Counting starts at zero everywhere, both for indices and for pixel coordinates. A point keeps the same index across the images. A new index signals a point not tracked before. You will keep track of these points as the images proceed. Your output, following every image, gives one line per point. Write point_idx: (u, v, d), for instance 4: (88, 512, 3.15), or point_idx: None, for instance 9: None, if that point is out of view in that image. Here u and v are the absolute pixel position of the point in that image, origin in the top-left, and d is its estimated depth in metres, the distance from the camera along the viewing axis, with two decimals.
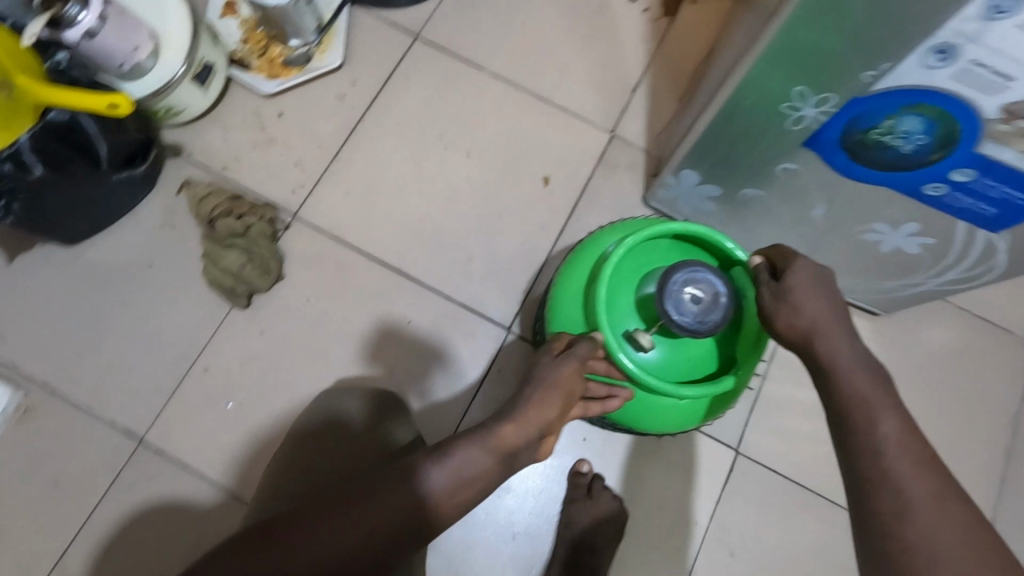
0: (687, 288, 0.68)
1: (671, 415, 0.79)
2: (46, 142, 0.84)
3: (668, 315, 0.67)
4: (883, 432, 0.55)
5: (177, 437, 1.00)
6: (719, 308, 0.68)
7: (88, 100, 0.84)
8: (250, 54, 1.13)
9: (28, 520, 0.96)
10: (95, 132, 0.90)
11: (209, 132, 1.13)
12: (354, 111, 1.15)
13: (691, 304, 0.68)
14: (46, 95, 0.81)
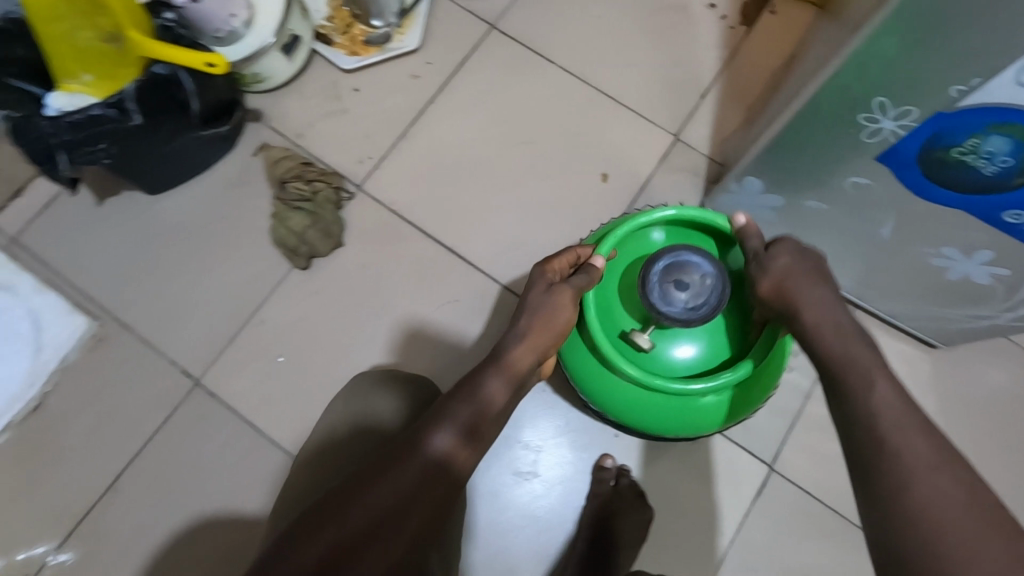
0: (674, 277, 0.79)
1: (708, 414, 0.85)
2: (147, 92, 0.91)
3: (657, 306, 0.78)
4: (879, 400, 0.59)
5: (230, 383, 1.06)
6: (707, 288, 0.78)
7: (187, 57, 0.91)
8: (334, 30, 1.19)
9: (90, 442, 1.04)
10: (191, 87, 0.95)
11: (287, 99, 1.18)
12: (425, 93, 1.19)
13: (680, 291, 0.78)
14: (151, 50, 0.89)
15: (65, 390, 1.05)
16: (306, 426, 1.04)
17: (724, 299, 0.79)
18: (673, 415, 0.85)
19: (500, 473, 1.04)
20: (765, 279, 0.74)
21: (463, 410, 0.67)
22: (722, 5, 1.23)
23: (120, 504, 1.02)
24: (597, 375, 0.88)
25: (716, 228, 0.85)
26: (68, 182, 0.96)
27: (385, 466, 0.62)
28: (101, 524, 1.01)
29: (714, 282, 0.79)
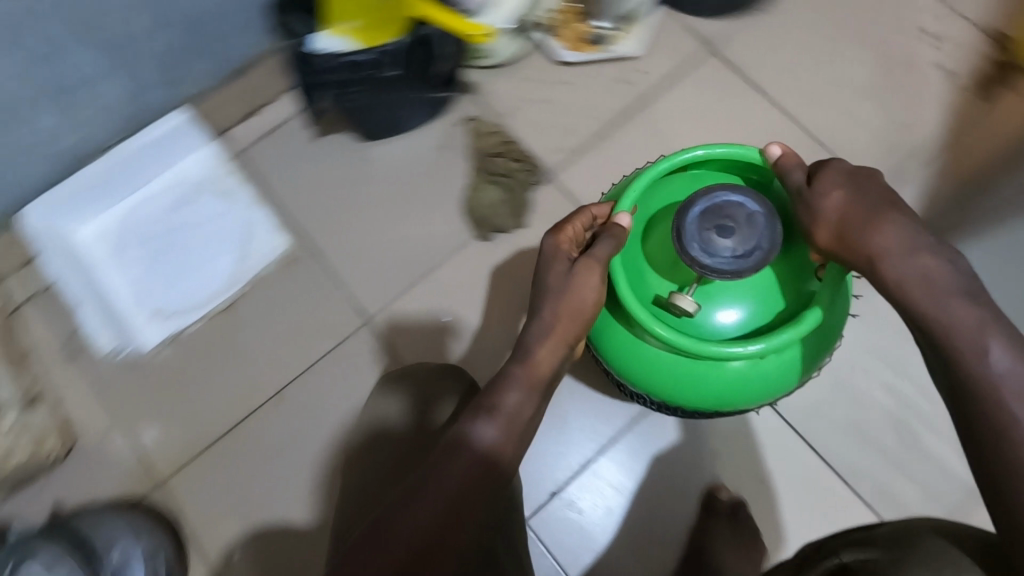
0: (707, 221, 0.71)
1: (778, 372, 0.80)
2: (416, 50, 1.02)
3: (699, 260, 0.71)
4: (993, 364, 0.57)
5: (399, 328, 1.12)
6: (756, 226, 0.72)
7: (459, 24, 1.00)
8: (559, 22, 1.22)
9: (263, 351, 1.11)
10: (449, 50, 1.05)
11: (503, 77, 1.23)
12: (634, 98, 1.22)
13: (719, 238, 0.71)
14: (430, 13, 0.98)
15: (252, 298, 1.13)
16: None
17: (777, 239, 0.72)
18: (727, 386, 0.80)
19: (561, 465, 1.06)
20: (819, 229, 0.69)
21: (497, 411, 0.65)
22: (953, 71, 1.20)
23: (279, 417, 1.08)
24: (638, 358, 0.82)
25: (746, 161, 0.78)
26: (312, 100, 1.10)
27: (428, 468, 0.61)
28: (259, 432, 1.07)
29: (762, 216, 0.72)
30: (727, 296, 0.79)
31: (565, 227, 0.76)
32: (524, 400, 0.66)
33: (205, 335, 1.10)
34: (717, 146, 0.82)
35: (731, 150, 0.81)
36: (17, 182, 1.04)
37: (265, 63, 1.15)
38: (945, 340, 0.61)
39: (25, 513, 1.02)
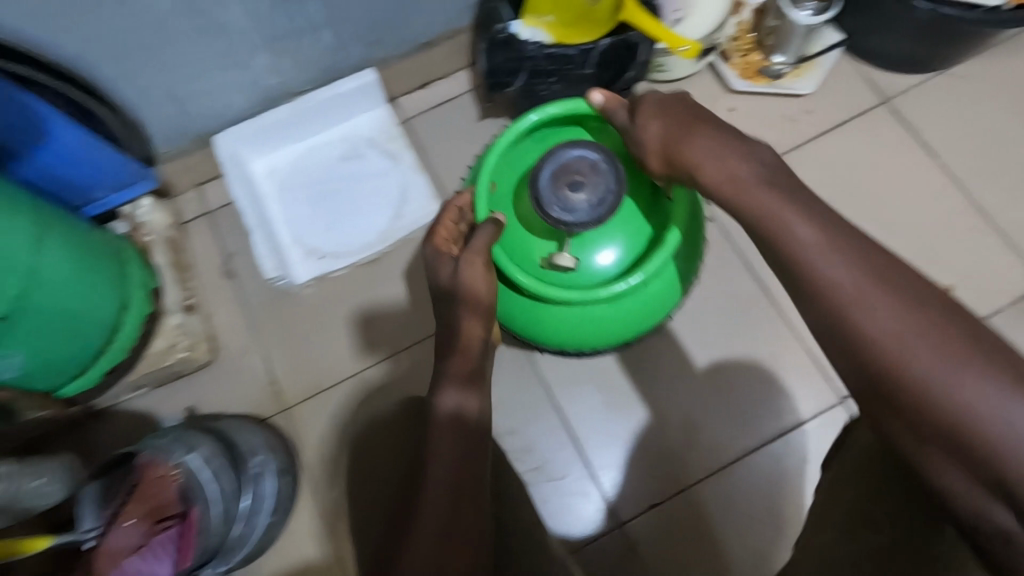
0: (580, 193, 0.84)
1: (664, 291, 0.93)
2: (613, 55, 1.03)
3: (575, 225, 0.83)
4: (921, 371, 0.51)
5: None
6: (592, 172, 0.84)
7: (669, 38, 0.99)
8: (735, 50, 1.24)
9: (396, 307, 1.15)
10: (642, 59, 1.05)
11: (669, 92, 1.25)
12: (797, 137, 1.22)
13: (570, 193, 0.84)
14: (640, 22, 0.97)
15: (395, 256, 1.18)
16: (577, 380, 1.12)
17: (618, 172, 0.84)
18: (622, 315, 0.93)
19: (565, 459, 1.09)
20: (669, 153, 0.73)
21: (450, 387, 0.75)
22: None
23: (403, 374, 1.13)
24: (563, 321, 0.93)
25: (528, 112, 0.94)
26: (488, 88, 1.11)
27: (416, 483, 0.68)
28: (383, 385, 1.12)
29: (606, 163, 0.85)
30: (605, 237, 0.92)
31: (438, 230, 0.91)
32: (462, 395, 0.74)
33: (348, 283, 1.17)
34: (549, 108, 0.95)
35: (549, 109, 0.95)
36: (215, 111, 1.12)
37: (454, 40, 1.20)
38: (892, 377, 0.52)
39: (164, 413, 1.09)
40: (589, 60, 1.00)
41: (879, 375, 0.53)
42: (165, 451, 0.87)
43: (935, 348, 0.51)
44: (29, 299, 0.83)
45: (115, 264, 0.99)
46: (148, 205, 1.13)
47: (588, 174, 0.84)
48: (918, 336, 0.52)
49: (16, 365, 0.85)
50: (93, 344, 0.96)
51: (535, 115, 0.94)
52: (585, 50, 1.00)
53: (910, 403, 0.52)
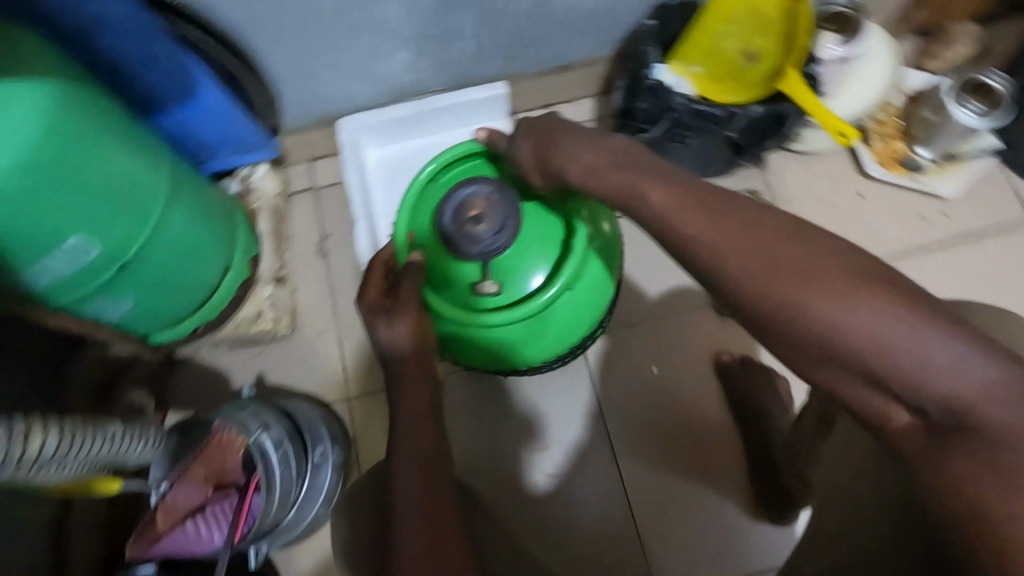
0: (477, 222, 0.76)
1: (598, 287, 0.86)
2: (758, 122, 0.97)
3: (482, 252, 0.77)
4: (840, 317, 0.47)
5: (602, 358, 1.14)
6: (489, 204, 0.77)
7: (828, 120, 0.94)
8: (878, 133, 1.17)
9: None
10: (785, 130, 0.99)
11: (797, 165, 1.19)
12: (927, 237, 1.15)
13: (475, 224, 0.77)
14: (800, 99, 0.92)
15: None
16: (639, 434, 1.11)
17: (511, 198, 0.77)
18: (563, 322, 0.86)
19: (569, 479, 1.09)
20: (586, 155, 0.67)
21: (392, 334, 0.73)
22: None
23: (469, 389, 1.13)
24: (516, 340, 0.84)
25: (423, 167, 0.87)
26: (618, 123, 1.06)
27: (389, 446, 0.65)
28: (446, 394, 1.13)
29: (490, 185, 0.78)
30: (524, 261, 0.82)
31: (371, 282, 0.80)
32: (408, 333, 0.72)
33: None
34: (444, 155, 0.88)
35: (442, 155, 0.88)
36: (346, 96, 1.13)
37: (590, 68, 1.18)
38: (788, 315, 0.49)
39: (237, 375, 1.12)
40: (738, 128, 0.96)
41: (780, 318, 0.49)
42: (243, 424, 0.88)
43: (801, 272, 0.49)
44: (150, 253, 0.86)
45: (226, 227, 1.03)
46: (263, 171, 1.15)
47: (487, 208, 0.77)
48: (809, 260, 0.49)
49: (124, 310, 0.88)
50: (193, 299, 0.99)
51: (434, 163, 0.88)
52: (737, 115, 0.95)
53: (828, 359, 0.48)
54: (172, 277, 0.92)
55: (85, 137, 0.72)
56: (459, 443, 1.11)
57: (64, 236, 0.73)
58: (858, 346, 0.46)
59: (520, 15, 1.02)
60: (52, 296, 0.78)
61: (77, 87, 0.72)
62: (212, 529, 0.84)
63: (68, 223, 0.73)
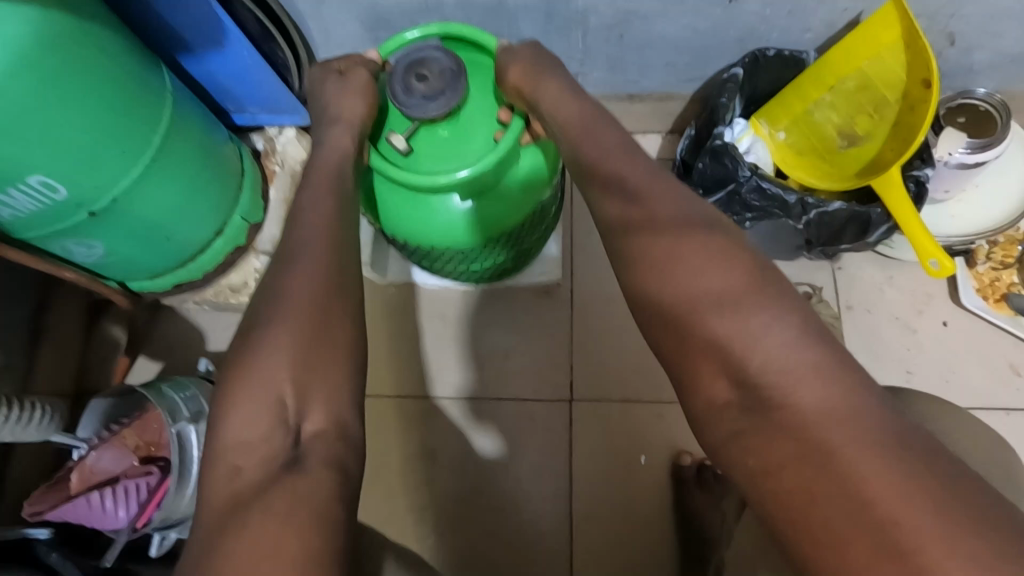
0: (419, 83, 0.74)
1: (520, 194, 0.82)
2: (840, 222, 0.79)
3: (408, 106, 0.75)
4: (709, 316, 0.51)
5: (589, 426, 1.00)
6: (441, 77, 0.74)
7: (921, 240, 0.75)
8: (987, 257, 0.97)
9: (465, 351, 1.04)
10: (874, 240, 0.81)
11: (876, 269, 1.01)
12: (1012, 398, 0.94)
13: (417, 85, 0.75)
14: (893, 204, 0.75)
15: (491, 301, 1.06)
16: (603, 525, 0.96)
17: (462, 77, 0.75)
18: (450, 220, 0.82)
19: (485, 540, 0.96)
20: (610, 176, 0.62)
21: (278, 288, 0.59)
22: None
23: (438, 423, 1.02)
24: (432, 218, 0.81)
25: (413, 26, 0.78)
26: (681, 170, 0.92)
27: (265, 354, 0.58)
28: (410, 421, 1.02)
29: (449, 60, 0.75)
30: (458, 146, 0.77)
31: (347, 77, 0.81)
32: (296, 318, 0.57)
33: (432, 303, 1.06)
34: (454, 25, 0.79)
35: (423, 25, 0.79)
36: None
37: (665, 103, 1.03)
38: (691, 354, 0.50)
39: (213, 337, 1.08)
40: (806, 221, 0.79)
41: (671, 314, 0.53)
42: (171, 408, 0.78)
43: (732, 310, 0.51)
44: (128, 204, 0.80)
45: (230, 187, 0.96)
46: (290, 135, 1.08)
47: (438, 81, 0.75)
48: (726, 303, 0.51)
49: (95, 254, 0.84)
50: (174, 257, 0.94)
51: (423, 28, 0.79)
52: (810, 206, 0.77)
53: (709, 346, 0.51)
54: (152, 232, 0.87)
55: (68, 74, 0.67)
56: (410, 478, 1.00)
57: (25, 173, 0.68)
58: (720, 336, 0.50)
59: (592, 30, 0.89)
60: (17, 229, 0.75)
61: (62, 21, 0.65)
62: (118, 505, 0.78)
63: (30, 161, 0.68)
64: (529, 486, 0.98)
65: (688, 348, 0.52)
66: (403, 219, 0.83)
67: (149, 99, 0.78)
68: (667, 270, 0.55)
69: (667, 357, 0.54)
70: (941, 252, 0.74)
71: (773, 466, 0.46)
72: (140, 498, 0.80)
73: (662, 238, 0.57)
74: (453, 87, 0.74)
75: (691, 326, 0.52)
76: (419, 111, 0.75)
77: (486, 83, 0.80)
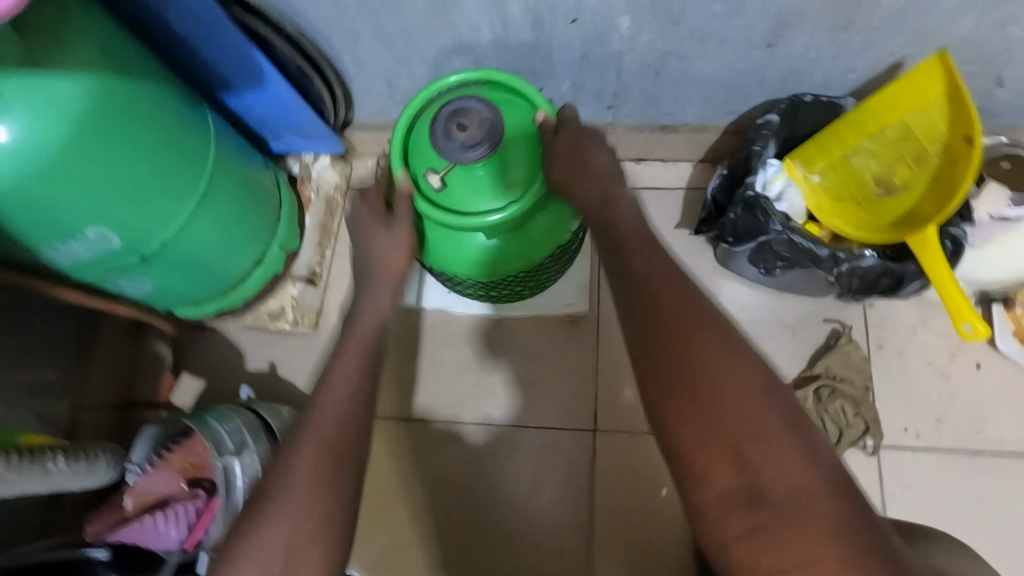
0: (459, 129, 0.73)
1: (549, 232, 0.82)
2: (873, 275, 0.78)
3: (447, 152, 0.74)
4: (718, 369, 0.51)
5: (611, 454, 1.02)
6: (483, 127, 0.74)
7: (957, 299, 0.74)
8: None
9: (494, 376, 1.08)
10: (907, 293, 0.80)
11: (908, 309, 1.00)
12: None
13: (458, 131, 0.73)
14: (930, 262, 0.74)
15: (520, 327, 1.09)
16: (622, 552, 0.99)
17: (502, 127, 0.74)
18: (480, 254, 0.81)
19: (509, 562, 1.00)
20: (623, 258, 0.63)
21: None
22: None
23: (462, 444, 1.06)
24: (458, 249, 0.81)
25: (453, 73, 0.78)
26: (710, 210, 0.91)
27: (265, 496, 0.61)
28: (433, 445, 1.06)
29: (489, 110, 0.74)
30: (491, 187, 0.76)
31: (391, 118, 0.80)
32: None
33: (462, 328, 1.10)
34: (498, 74, 0.78)
35: (460, 73, 0.79)
36: None
37: (698, 135, 1.02)
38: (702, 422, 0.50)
39: (251, 356, 1.13)
40: (838, 273, 0.78)
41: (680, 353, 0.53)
42: (216, 440, 0.83)
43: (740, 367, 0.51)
44: (175, 243, 0.84)
45: (267, 218, 0.99)
46: (325, 162, 1.13)
47: (479, 130, 0.74)
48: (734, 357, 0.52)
49: (145, 288, 0.89)
50: (219, 286, 0.98)
51: (460, 76, 0.78)
52: (842, 260, 0.77)
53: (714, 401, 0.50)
54: (198, 265, 0.91)
55: (120, 131, 0.70)
56: (435, 498, 1.04)
57: (84, 225, 0.73)
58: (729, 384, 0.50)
59: (627, 68, 0.89)
60: (74, 271, 0.79)
61: (115, 83, 0.68)
62: (169, 526, 0.84)
63: (88, 215, 0.72)
64: (551, 510, 1.02)
65: (711, 433, 0.49)
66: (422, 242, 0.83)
67: (194, 145, 0.81)
68: (695, 372, 0.51)
69: (676, 441, 0.51)
70: (974, 314, 0.73)
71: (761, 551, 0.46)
72: (189, 519, 0.85)
73: (687, 343, 0.53)
74: (493, 135, 0.74)
75: (715, 429, 0.49)
76: (457, 157, 0.74)
77: (525, 129, 0.78)
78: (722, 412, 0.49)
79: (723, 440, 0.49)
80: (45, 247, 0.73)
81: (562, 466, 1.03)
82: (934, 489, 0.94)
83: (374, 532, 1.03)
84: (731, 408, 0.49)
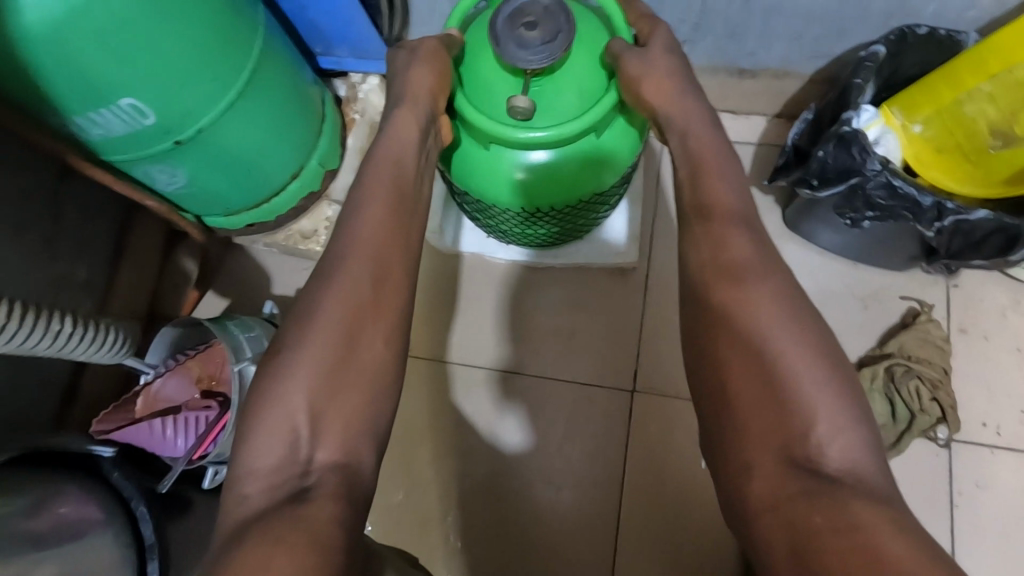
0: (526, 28, 0.63)
1: (603, 161, 0.71)
2: (979, 228, 0.69)
3: (528, 61, 0.63)
4: (748, 287, 0.52)
5: (649, 415, 0.97)
6: (551, 16, 0.63)
7: None
8: None
9: (532, 323, 1.02)
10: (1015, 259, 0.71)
11: (1000, 293, 0.90)
12: None
13: (529, 32, 0.63)
14: None
15: (564, 275, 1.03)
16: (650, 517, 0.93)
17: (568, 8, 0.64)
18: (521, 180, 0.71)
19: (527, 516, 0.95)
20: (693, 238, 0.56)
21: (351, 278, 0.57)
22: None
23: (491, 391, 1.00)
24: (496, 170, 0.71)
25: None
26: (793, 153, 0.83)
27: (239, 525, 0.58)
28: (461, 391, 1.00)
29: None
30: (550, 96, 0.66)
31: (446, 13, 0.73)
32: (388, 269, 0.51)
33: (501, 270, 1.04)
34: None
35: None
36: None
37: (778, 83, 0.93)
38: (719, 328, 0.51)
39: (278, 280, 1.08)
40: (937, 228, 0.70)
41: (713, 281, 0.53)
42: (235, 346, 0.79)
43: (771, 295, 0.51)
44: (212, 134, 0.79)
45: (311, 130, 0.94)
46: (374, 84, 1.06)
47: (549, 20, 0.63)
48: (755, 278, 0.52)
49: (178, 183, 0.84)
50: (252, 196, 0.93)
51: None
52: (947, 212, 0.68)
53: (733, 314, 0.51)
54: (234, 165, 0.86)
55: None
56: (459, 447, 0.98)
57: (118, 96, 0.68)
58: (759, 295, 0.51)
59: None
60: (105, 148, 0.75)
61: None
62: (178, 433, 0.80)
63: (124, 84, 0.67)
64: (580, 469, 0.96)
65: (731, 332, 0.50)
66: (462, 166, 0.73)
67: (242, 32, 0.76)
68: (762, 372, 0.48)
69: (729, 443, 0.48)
70: None
71: (766, 464, 0.46)
72: (199, 430, 0.81)
73: (749, 332, 0.50)
74: (562, 25, 0.63)
75: (784, 421, 0.47)
76: (540, 60, 0.63)
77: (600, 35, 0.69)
78: (766, 346, 0.49)
79: (779, 419, 0.47)
80: (77, 114, 0.69)
81: (598, 424, 0.97)
82: (1011, 491, 0.84)
83: (393, 465, 0.99)
84: (793, 384, 0.47)
